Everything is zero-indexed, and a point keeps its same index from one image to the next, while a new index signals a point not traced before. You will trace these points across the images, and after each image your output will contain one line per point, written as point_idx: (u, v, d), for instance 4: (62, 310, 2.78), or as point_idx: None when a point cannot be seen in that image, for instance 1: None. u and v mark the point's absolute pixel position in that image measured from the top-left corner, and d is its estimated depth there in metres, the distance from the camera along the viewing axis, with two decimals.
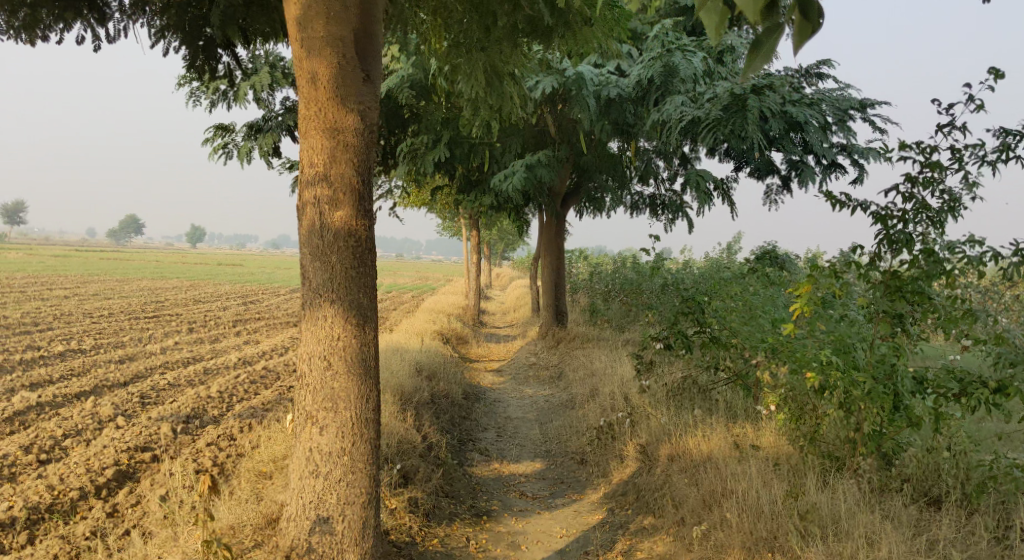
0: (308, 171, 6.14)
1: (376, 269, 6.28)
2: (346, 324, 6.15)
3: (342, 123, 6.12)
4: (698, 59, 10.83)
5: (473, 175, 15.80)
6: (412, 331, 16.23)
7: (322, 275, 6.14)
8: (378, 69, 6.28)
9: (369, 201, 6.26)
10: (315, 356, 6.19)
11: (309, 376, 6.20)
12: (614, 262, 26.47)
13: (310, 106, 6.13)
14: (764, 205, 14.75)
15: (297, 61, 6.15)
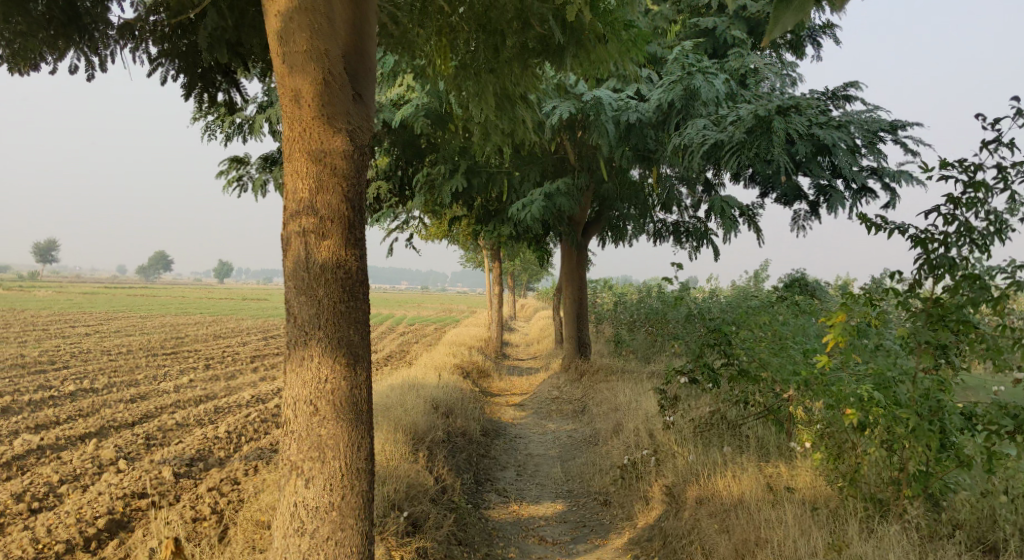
0: (293, 196, 5.91)
1: (367, 303, 6.02)
2: (335, 365, 5.90)
3: (329, 144, 5.89)
4: (720, 81, 10.47)
5: (491, 205, 15.53)
6: (432, 365, 15.87)
7: (308, 310, 5.88)
8: (368, 87, 6.06)
9: (359, 230, 6.00)
10: (301, 400, 5.91)
11: (295, 422, 5.93)
12: (639, 292, 26.03)
13: (294, 127, 5.91)
14: (791, 232, 14.30)
15: (279, 77, 5.94)
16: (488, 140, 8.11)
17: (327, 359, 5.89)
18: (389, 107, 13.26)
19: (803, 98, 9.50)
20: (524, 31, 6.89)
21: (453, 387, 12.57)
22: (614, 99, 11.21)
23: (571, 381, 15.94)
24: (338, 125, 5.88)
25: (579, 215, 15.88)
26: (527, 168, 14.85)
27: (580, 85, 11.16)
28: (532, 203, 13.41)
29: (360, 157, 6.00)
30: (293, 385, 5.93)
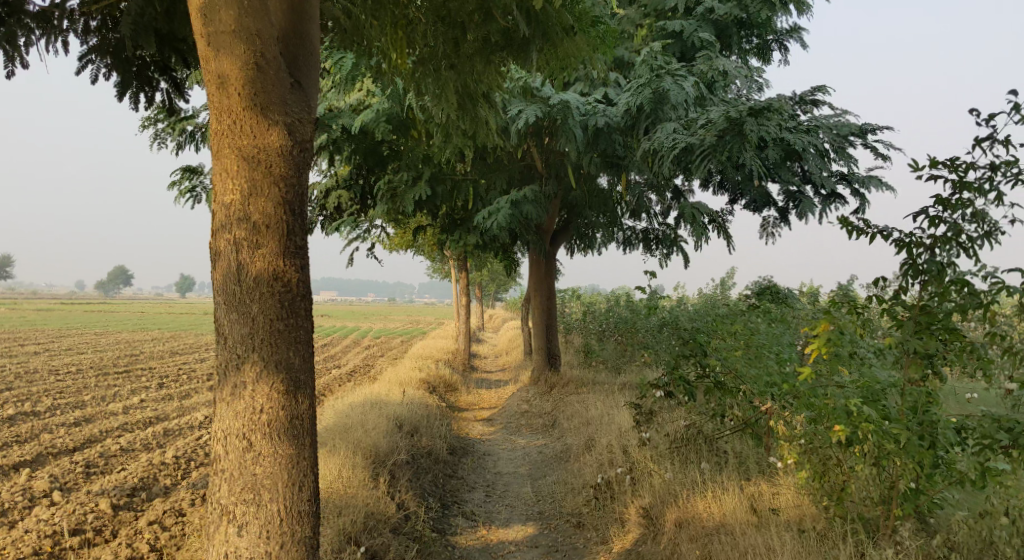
0: (225, 192, 5.75)
1: (305, 321, 5.87)
2: (270, 395, 5.71)
3: (263, 138, 5.74)
4: (689, 84, 10.15)
5: (457, 214, 15.11)
6: (397, 381, 15.37)
7: (240, 329, 5.70)
8: (305, 77, 5.96)
9: (299, 235, 5.86)
10: (233, 435, 5.72)
11: (226, 460, 5.73)
12: (607, 301, 25.72)
13: (223, 117, 5.74)
14: (761, 239, 14.05)
15: (204, 61, 5.78)
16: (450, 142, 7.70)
17: (263, 388, 5.71)
18: (348, 113, 12.80)
19: (775, 100, 9.20)
20: (486, 24, 6.51)
21: (418, 403, 12.09)
22: (582, 103, 10.84)
23: (541, 395, 15.52)
24: (274, 117, 5.76)
25: (547, 223, 15.49)
26: (493, 175, 14.45)
27: (546, 88, 10.79)
28: (498, 211, 12.98)
29: (300, 153, 5.84)
30: (226, 416, 5.73)
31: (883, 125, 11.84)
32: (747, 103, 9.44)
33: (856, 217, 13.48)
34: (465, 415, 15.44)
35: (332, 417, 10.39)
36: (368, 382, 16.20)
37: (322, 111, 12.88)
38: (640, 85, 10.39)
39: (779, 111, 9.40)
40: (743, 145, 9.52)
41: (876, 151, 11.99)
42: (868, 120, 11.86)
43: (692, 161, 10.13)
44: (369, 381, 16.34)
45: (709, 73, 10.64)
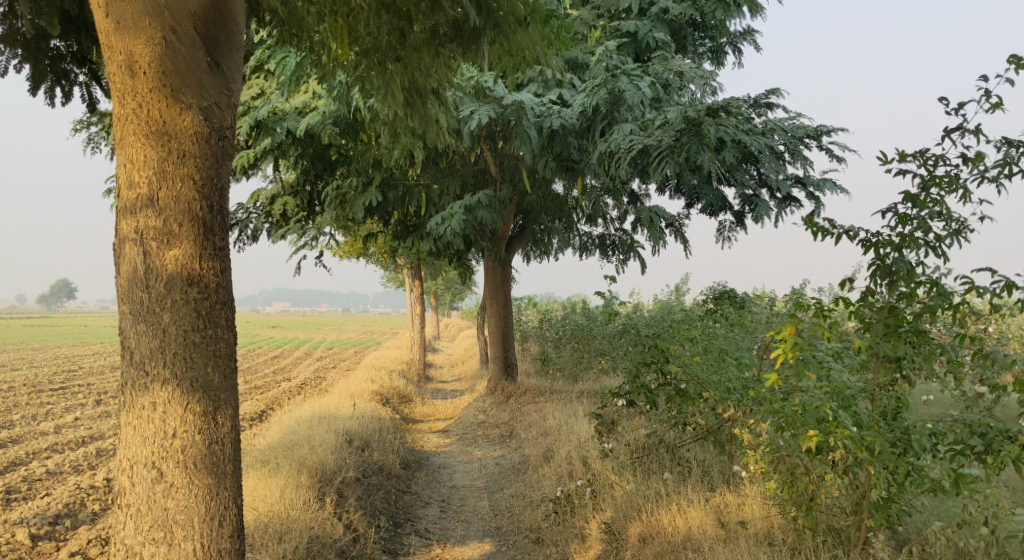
0: (131, 184, 5.34)
1: (224, 333, 5.46)
2: (184, 417, 5.30)
3: (174, 123, 5.35)
4: (645, 84, 9.91)
5: (409, 221, 14.71)
6: (349, 392, 14.89)
7: (150, 342, 5.29)
8: (225, 58, 5.59)
9: (217, 231, 5.48)
10: (142, 463, 5.31)
11: (133, 491, 5.32)
12: (563, 308, 25.50)
13: (129, 101, 5.34)
14: (717, 244, 13.90)
15: (105, 38, 5.38)
16: (397, 142, 7.35)
17: (173, 409, 5.29)
18: (294, 116, 12.34)
19: (733, 100, 9.01)
20: (433, 15, 6.20)
21: (370, 416, 11.64)
22: (537, 104, 10.54)
23: (497, 404, 15.16)
24: (186, 100, 5.38)
25: (502, 229, 15.16)
26: (446, 180, 14.08)
27: (499, 89, 10.47)
28: (451, 217, 12.61)
29: (218, 141, 5.48)
30: (133, 442, 5.32)
31: (838, 128, 11.76)
32: (704, 103, 9.25)
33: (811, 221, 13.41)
34: (419, 426, 15.01)
35: (277, 433, 9.91)
36: (318, 395, 15.66)
37: (266, 113, 12.41)
38: (596, 85, 10.14)
39: (736, 111, 9.22)
40: (700, 146, 9.31)
41: (831, 154, 11.91)
42: (823, 123, 11.78)
43: (649, 163, 9.89)
44: (319, 394, 15.80)
45: (664, 73, 10.44)
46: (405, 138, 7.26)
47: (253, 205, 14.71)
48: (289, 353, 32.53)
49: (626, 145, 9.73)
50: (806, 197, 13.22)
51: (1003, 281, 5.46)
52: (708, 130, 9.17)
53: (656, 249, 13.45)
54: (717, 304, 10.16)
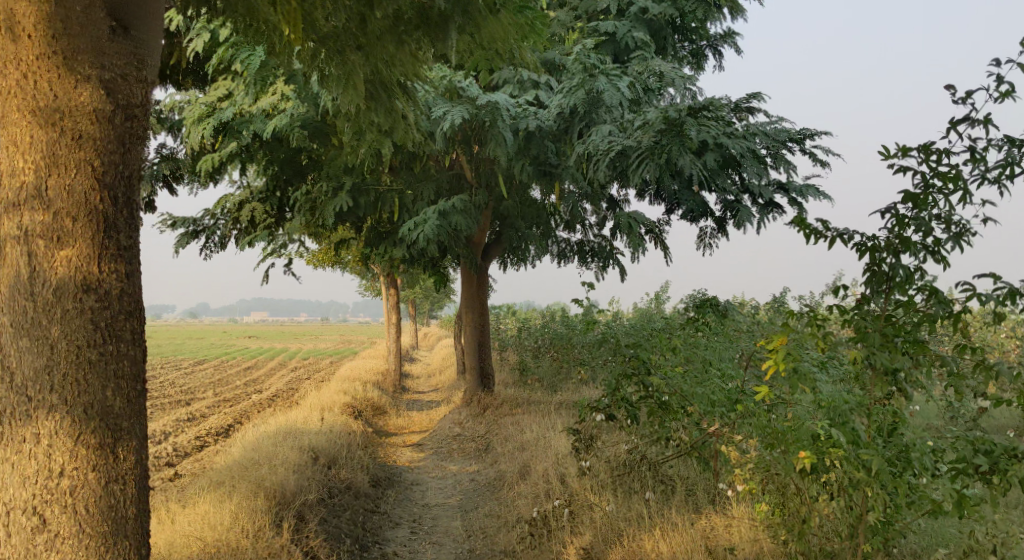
0: (17, 163, 4.99)
1: (124, 355, 5.10)
2: (75, 449, 4.92)
3: (69, 98, 5.03)
4: (624, 84, 9.53)
5: (382, 227, 14.25)
6: (320, 405, 14.38)
7: (39, 364, 4.91)
8: (133, 31, 5.32)
9: (116, 221, 5.14)
10: (27, 500, 4.91)
11: (15, 531, 4.91)
12: (542, 317, 25.12)
13: (18, 72, 5.02)
14: (698, 251, 13.54)
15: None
16: (362, 139, 6.95)
17: (59, 444, 4.90)
18: (260, 118, 11.89)
19: (716, 99, 8.63)
20: (397, 1, 5.83)
21: (339, 430, 11.15)
22: (513, 105, 10.14)
23: (473, 417, 14.69)
24: (83, 71, 5.09)
25: (478, 235, 14.74)
26: (420, 186, 13.63)
27: (473, 88, 10.05)
28: (425, 222, 12.15)
29: (122, 120, 5.18)
30: (11, 484, 4.93)
31: (822, 131, 11.44)
32: (686, 103, 8.87)
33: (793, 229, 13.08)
34: (392, 440, 14.50)
35: (238, 452, 9.41)
36: (287, 409, 15.12)
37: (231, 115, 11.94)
38: (574, 85, 9.75)
39: (720, 111, 8.83)
40: (682, 147, 8.93)
41: (814, 159, 11.58)
42: (807, 126, 11.45)
43: (628, 166, 9.51)
44: (289, 407, 15.27)
45: (643, 73, 10.08)
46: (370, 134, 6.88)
47: (219, 211, 14.22)
48: (263, 364, 31.90)
49: (605, 146, 9.33)
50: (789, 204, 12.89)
51: (1008, 289, 5.09)
52: (691, 131, 8.78)
53: (636, 256, 13.08)
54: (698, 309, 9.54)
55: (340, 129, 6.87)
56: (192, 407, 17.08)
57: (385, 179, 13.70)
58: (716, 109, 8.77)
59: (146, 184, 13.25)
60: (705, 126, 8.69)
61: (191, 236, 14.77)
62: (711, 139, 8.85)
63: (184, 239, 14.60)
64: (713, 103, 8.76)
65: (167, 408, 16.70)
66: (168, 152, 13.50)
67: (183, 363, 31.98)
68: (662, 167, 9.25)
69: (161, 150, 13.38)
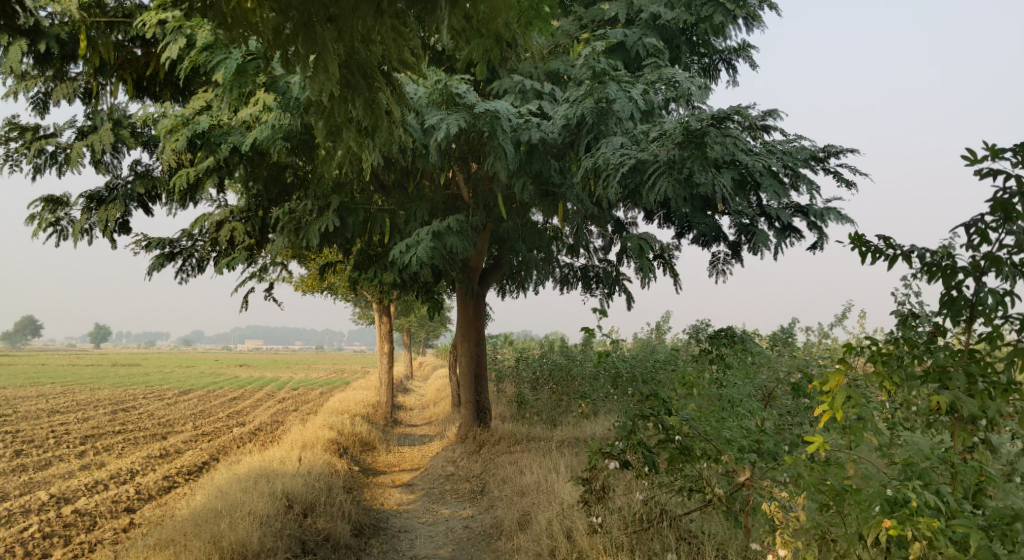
0: None
1: None
2: None
3: None
4: (638, 91, 8.67)
5: (372, 251, 13.33)
6: (303, 442, 13.34)
7: None
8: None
9: None
10: None
11: None
12: (541, 347, 24.16)
13: None
14: (710, 278, 12.61)
15: None
16: (340, 140, 6.11)
17: None
18: (240, 130, 11.07)
19: (743, 107, 7.71)
20: None
21: (319, 471, 10.12)
22: (514, 114, 9.27)
23: (469, 454, 13.64)
24: None
25: (475, 259, 13.82)
26: (414, 207, 12.65)
27: (470, 95, 9.20)
28: (417, 245, 11.17)
29: None
30: None
31: (848, 148, 10.49)
32: (710, 111, 7.97)
33: (814, 254, 12.13)
34: (381, 480, 13.43)
35: (203, 498, 8.41)
36: (268, 446, 14.02)
37: (209, 126, 11.10)
38: (581, 94, 8.86)
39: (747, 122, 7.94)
40: (706, 160, 8.00)
41: (840, 178, 10.67)
42: (831, 142, 10.51)
43: (645, 182, 8.60)
44: (270, 444, 14.19)
45: (657, 81, 9.22)
46: (350, 133, 6.07)
47: (198, 232, 13.32)
48: (250, 395, 30.77)
49: (619, 160, 8.41)
50: (810, 228, 11.94)
51: None
52: (716, 142, 7.87)
53: (645, 282, 12.16)
54: (714, 343, 9.99)
55: (315, 129, 6.03)
56: (167, 441, 15.96)
57: (376, 199, 12.83)
58: (744, 119, 7.86)
59: (119, 205, 12.00)
60: (731, 137, 7.78)
61: (167, 259, 13.78)
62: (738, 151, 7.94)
63: (159, 262, 13.60)
64: (740, 112, 7.86)
65: (139, 443, 15.59)
66: (143, 169, 12.45)
67: (167, 392, 30.87)
68: (682, 183, 8.34)
69: (135, 167, 12.30)
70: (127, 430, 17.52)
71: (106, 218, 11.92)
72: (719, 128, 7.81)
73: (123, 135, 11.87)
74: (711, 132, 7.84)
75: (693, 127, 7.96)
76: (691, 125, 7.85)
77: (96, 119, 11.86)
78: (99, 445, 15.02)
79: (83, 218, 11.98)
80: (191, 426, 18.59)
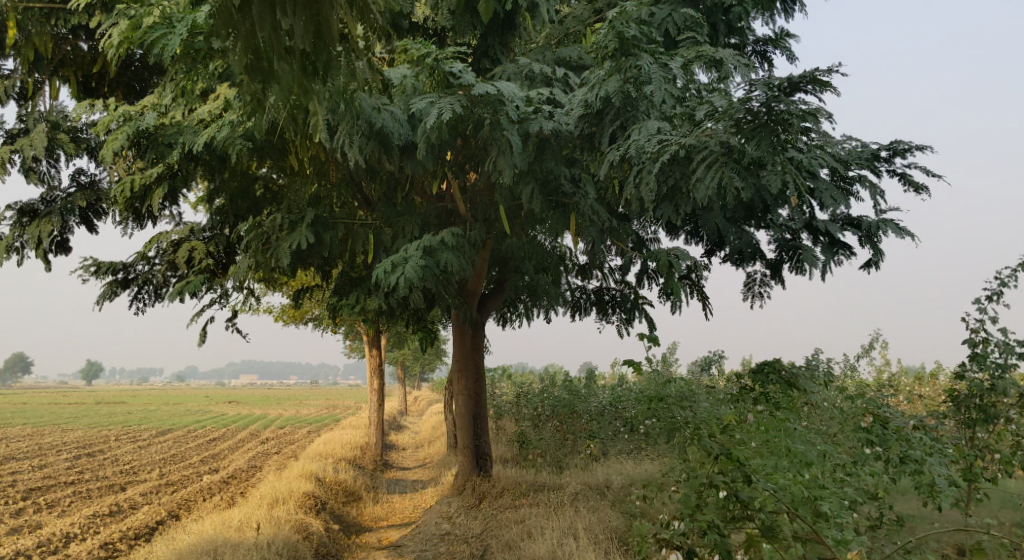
0: None
1: None
2: None
3: None
4: (677, 62, 6.96)
5: (354, 273, 11.55)
6: (273, 497, 11.47)
7: None
8: None
9: None
10: None
11: None
12: (540, 380, 22.47)
13: None
14: (746, 302, 10.83)
15: None
16: (275, 80, 5.09)
17: None
18: (195, 129, 9.38)
19: (829, 72, 5.77)
20: None
21: (283, 539, 8.31)
22: (522, 100, 7.60)
23: (466, 509, 11.73)
24: None
25: (473, 282, 12.10)
26: (402, 222, 10.93)
27: (468, 76, 7.42)
28: (405, 263, 9.41)
29: None
30: None
31: (918, 144, 8.74)
32: (777, 77, 6.01)
33: (868, 273, 10.36)
34: (365, 542, 11.47)
35: None
36: (233, 504, 12.08)
37: (157, 123, 9.45)
38: (604, 72, 7.17)
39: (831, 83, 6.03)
40: (776, 137, 6.20)
41: (909, 181, 8.89)
42: (898, 139, 8.78)
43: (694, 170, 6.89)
44: (238, 501, 12.24)
45: (697, 59, 7.52)
46: (286, 66, 5.03)
47: (153, 253, 11.54)
48: (233, 436, 28.77)
49: (661, 147, 6.67)
50: (863, 245, 10.18)
51: None
52: (792, 115, 6.03)
53: (672, 307, 10.44)
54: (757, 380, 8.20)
55: (234, 59, 4.97)
56: (122, 494, 13.99)
57: (359, 214, 11.16)
58: (831, 82, 5.92)
59: (57, 219, 10.27)
60: (812, 106, 5.90)
61: (120, 286, 11.92)
62: (820, 122, 6.12)
63: (109, 289, 11.77)
64: (826, 73, 5.90)
65: (90, 497, 13.63)
66: (86, 181, 10.71)
67: (143, 434, 28.91)
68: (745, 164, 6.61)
69: (78, 178, 10.55)
70: (83, 481, 15.63)
71: (39, 233, 10.22)
72: (796, 96, 5.91)
73: (62, 140, 10.03)
74: (785, 103, 5.96)
75: (759, 101, 6.08)
76: (756, 100, 5.97)
77: (29, 121, 10.00)
78: (42, 501, 13.06)
79: (12, 237, 10.41)
80: (157, 475, 16.64)
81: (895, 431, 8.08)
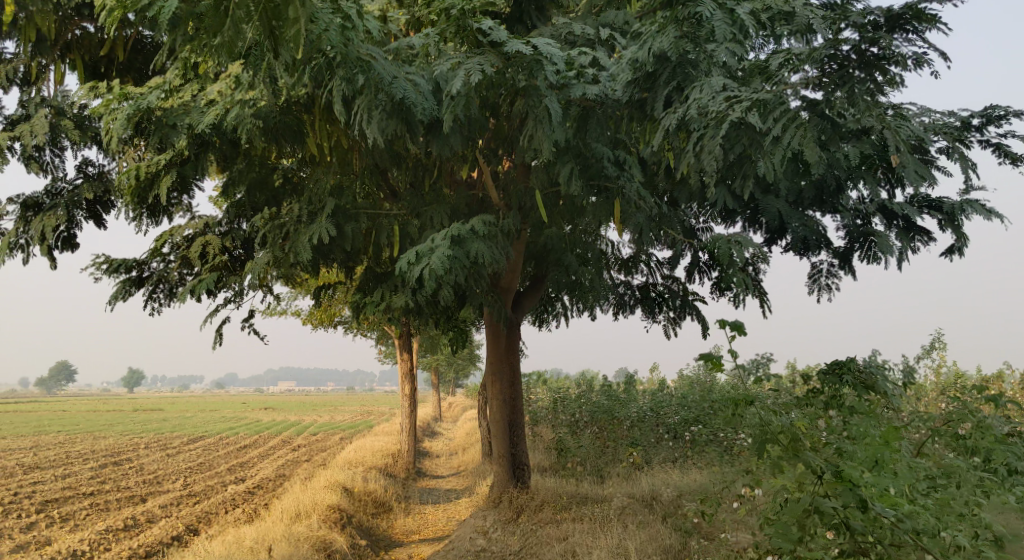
0: None
1: None
2: None
3: None
4: (743, 9, 6.01)
5: (379, 269, 10.68)
6: (295, 511, 10.64)
7: None
8: None
9: None
10: None
11: None
12: (578, 385, 21.53)
13: None
14: (810, 295, 9.85)
15: None
16: None
17: None
18: (202, 108, 8.59)
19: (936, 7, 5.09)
20: None
21: None
22: (562, 62, 6.66)
23: (503, 523, 10.79)
24: None
25: (507, 279, 11.19)
26: (429, 212, 10.06)
27: (499, 33, 6.51)
28: (432, 255, 8.51)
29: None
30: None
31: (1015, 110, 7.66)
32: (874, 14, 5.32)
33: (950, 261, 9.26)
34: None
35: None
36: (254, 518, 11.28)
37: (163, 104, 8.68)
38: (657, 24, 6.21)
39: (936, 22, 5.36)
40: (871, 88, 5.46)
41: (1005, 152, 7.80)
42: (991, 104, 7.70)
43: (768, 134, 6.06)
44: (259, 515, 11.42)
45: (763, 11, 6.53)
46: None
47: (165, 249, 10.74)
48: (265, 443, 28.17)
49: (729, 106, 5.82)
50: (944, 230, 9.08)
51: None
52: (892, 58, 5.36)
53: (731, 301, 9.41)
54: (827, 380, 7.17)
55: None
56: (141, 507, 13.27)
57: (383, 204, 10.30)
58: (936, 18, 5.27)
59: (61, 212, 9.49)
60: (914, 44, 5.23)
61: (133, 285, 11.13)
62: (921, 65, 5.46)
63: (123, 288, 11.00)
64: (929, 8, 5.25)
65: (107, 510, 12.93)
66: (94, 172, 9.93)
67: (173, 442, 28.42)
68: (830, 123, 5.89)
69: (84, 169, 9.79)
70: (102, 492, 14.93)
71: (43, 227, 9.44)
72: (895, 34, 5.25)
73: (65, 124, 9.24)
74: (883, 44, 5.31)
75: (852, 43, 5.40)
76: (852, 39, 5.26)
77: (30, 107, 9.21)
78: (56, 514, 12.38)
79: (15, 232, 9.62)
80: (180, 485, 15.93)
81: (997, 438, 7.01)
